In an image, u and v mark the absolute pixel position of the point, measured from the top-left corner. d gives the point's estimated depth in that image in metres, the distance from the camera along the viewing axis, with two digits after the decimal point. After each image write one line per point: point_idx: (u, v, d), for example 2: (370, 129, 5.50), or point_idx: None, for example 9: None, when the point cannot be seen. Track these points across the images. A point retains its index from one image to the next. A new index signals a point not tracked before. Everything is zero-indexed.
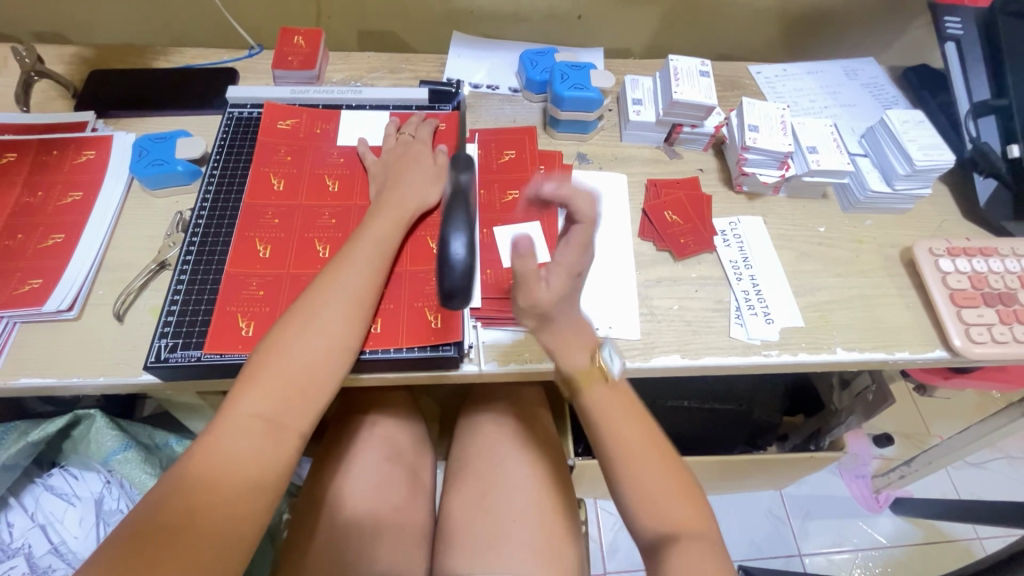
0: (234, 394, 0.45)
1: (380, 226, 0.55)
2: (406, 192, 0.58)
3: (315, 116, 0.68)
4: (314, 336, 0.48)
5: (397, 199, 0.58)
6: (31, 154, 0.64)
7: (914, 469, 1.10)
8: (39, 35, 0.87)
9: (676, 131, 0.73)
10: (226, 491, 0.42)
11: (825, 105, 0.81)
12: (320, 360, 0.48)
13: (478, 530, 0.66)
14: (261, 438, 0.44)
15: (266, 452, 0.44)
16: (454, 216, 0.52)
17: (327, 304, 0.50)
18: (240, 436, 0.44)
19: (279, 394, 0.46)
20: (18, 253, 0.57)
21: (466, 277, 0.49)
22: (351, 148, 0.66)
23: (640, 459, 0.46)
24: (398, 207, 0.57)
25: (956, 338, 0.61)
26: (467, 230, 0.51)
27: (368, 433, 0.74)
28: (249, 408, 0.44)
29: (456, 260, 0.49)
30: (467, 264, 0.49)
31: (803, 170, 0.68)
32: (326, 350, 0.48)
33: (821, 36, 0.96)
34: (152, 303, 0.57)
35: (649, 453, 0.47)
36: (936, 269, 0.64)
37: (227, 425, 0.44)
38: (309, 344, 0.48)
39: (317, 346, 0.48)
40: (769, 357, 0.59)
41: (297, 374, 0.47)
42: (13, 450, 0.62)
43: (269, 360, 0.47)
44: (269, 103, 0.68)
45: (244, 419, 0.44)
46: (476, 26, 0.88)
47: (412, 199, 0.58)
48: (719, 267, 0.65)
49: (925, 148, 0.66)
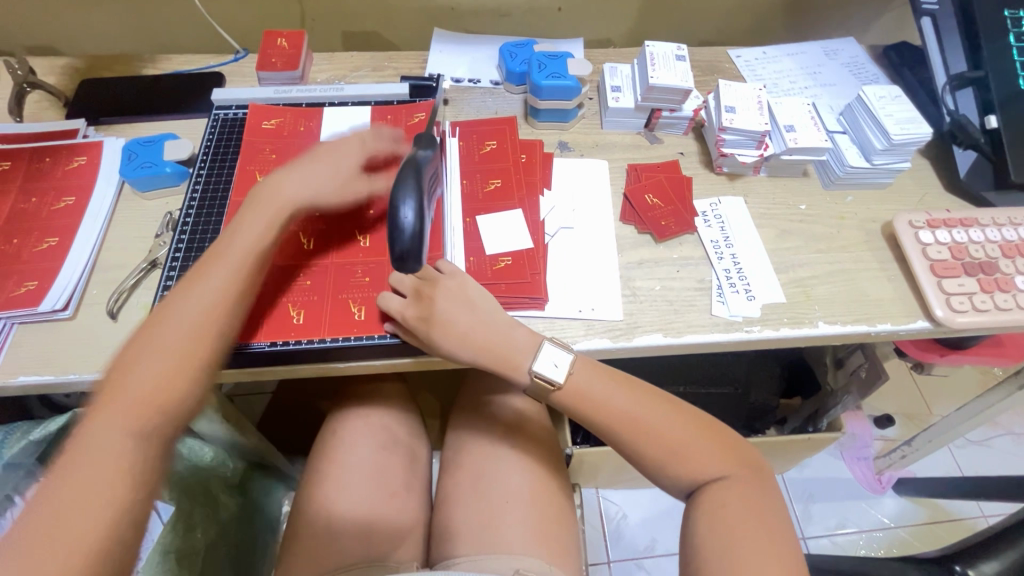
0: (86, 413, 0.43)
1: (248, 227, 0.53)
2: (288, 188, 0.56)
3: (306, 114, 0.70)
4: (165, 342, 0.47)
5: (278, 192, 0.56)
6: (24, 162, 0.66)
7: (916, 447, 1.09)
8: (33, 49, 0.89)
9: (655, 116, 0.74)
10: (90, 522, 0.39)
11: (804, 86, 0.81)
12: (178, 363, 0.46)
13: (475, 511, 0.68)
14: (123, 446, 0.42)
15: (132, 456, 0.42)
16: (403, 181, 0.47)
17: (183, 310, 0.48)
18: (99, 450, 0.41)
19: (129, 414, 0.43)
20: (14, 257, 0.59)
21: (418, 239, 0.46)
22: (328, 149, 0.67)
23: (659, 429, 0.52)
24: (278, 203, 0.55)
25: (938, 308, 0.61)
26: (417, 195, 0.47)
27: (361, 422, 0.75)
28: (106, 422, 0.42)
29: (405, 228, 0.46)
30: (418, 231, 0.46)
31: (781, 148, 0.69)
32: (184, 352, 0.47)
33: (802, 19, 0.97)
34: (145, 300, 0.58)
35: (652, 411, 0.53)
36: (916, 241, 0.65)
37: (85, 442, 0.41)
38: (153, 354, 0.46)
39: (174, 351, 0.47)
40: (751, 333, 0.60)
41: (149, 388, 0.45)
42: (16, 449, 0.63)
43: (117, 384, 0.44)
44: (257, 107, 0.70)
45: (101, 434, 0.42)
46: (458, 22, 0.89)
47: (296, 193, 0.56)
48: (701, 247, 0.66)
49: (901, 122, 0.67)
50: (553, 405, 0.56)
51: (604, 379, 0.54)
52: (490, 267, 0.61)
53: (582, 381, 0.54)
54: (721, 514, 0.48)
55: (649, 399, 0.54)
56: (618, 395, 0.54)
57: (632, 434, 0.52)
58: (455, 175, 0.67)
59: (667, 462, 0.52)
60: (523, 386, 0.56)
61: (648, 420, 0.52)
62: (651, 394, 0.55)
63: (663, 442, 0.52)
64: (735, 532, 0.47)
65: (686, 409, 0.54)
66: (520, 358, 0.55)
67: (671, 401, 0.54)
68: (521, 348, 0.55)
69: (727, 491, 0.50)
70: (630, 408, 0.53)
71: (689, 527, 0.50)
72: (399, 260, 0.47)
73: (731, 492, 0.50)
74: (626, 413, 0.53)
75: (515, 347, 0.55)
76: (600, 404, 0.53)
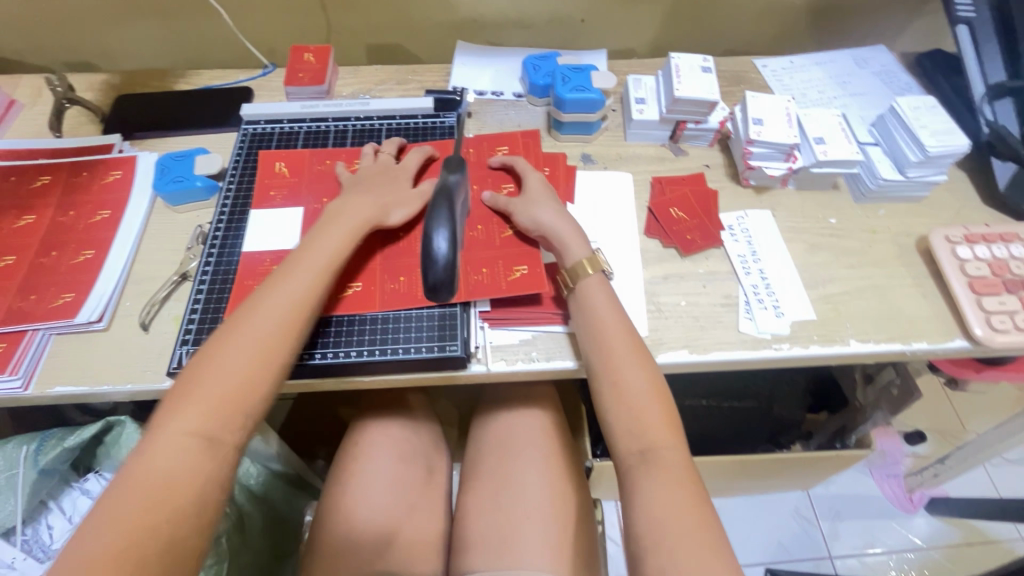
0: (165, 412, 0.45)
1: (330, 241, 0.55)
2: (357, 206, 0.58)
3: (259, 188, 0.66)
4: (234, 359, 0.47)
5: (347, 212, 0.58)
6: (63, 176, 0.68)
7: (950, 465, 1.05)
8: (70, 64, 0.92)
9: (680, 128, 0.73)
10: (179, 498, 0.42)
11: (834, 95, 0.80)
12: (255, 374, 0.47)
13: (491, 521, 0.68)
14: (194, 454, 0.44)
15: (204, 464, 0.44)
16: (436, 212, 0.48)
17: (265, 316, 0.50)
18: (171, 453, 0.43)
19: (239, 391, 0.46)
20: (52, 270, 0.61)
21: (451, 270, 0.46)
22: (303, 209, 0.65)
23: (626, 381, 0.51)
24: (354, 219, 0.57)
25: (977, 327, 0.59)
26: (451, 226, 0.47)
27: (381, 432, 0.76)
28: (183, 426, 0.44)
29: (438, 260, 0.46)
30: (451, 261, 0.46)
31: (810, 161, 0.68)
32: (256, 368, 0.47)
33: (830, 28, 0.95)
34: (175, 312, 0.60)
35: (633, 358, 0.52)
36: (954, 256, 0.63)
37: (160, 444, 0.43)
38: (234, 361, 0.47)
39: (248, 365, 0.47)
40: (780, 350, 0.59)
41: (259, 359, 0.48)
42: (51, 456, 0.64)
43: (196, 382, 0.46)
44: (243, 257, 0.61)
45: (180, 437, 0.44)
46: (480, 34, 0.90)
47: (367, 210, 0.58)
48: (727, 261, 0.65)
49: (937, 134, 0.65)
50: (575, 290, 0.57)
51: (613, 317, 0.55)
52: (505, 279, 0.59)
53: (589, 309, 0.55)
54: (659, 490, 0.47)
55: (634, 349, 0.53)
56: (609, 329, 0.54)
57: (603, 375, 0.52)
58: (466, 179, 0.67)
59: (625, 419, 0.50)
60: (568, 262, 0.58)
61: (620, 376, 0.52)
62: (634, 347, 0.53)
63: (626, 401, 0.51)
64: (674, 508, 0.46)
65: (663, 385, 0.52)
66: (577, 242, 0.59)
67: (650, 363, 0.53)
68: (581, 237, 0.59)
69: (676, 465, 0.48)
70: (620, 355, 0.53)
71: (632, 485, 0.48)
72: (429, 290, 0.47)
73: (664, 476, 0.47)
74: (603, 350, 0.53)
75: (576, 232, 0.60)
76: (598, 337, 0.54)
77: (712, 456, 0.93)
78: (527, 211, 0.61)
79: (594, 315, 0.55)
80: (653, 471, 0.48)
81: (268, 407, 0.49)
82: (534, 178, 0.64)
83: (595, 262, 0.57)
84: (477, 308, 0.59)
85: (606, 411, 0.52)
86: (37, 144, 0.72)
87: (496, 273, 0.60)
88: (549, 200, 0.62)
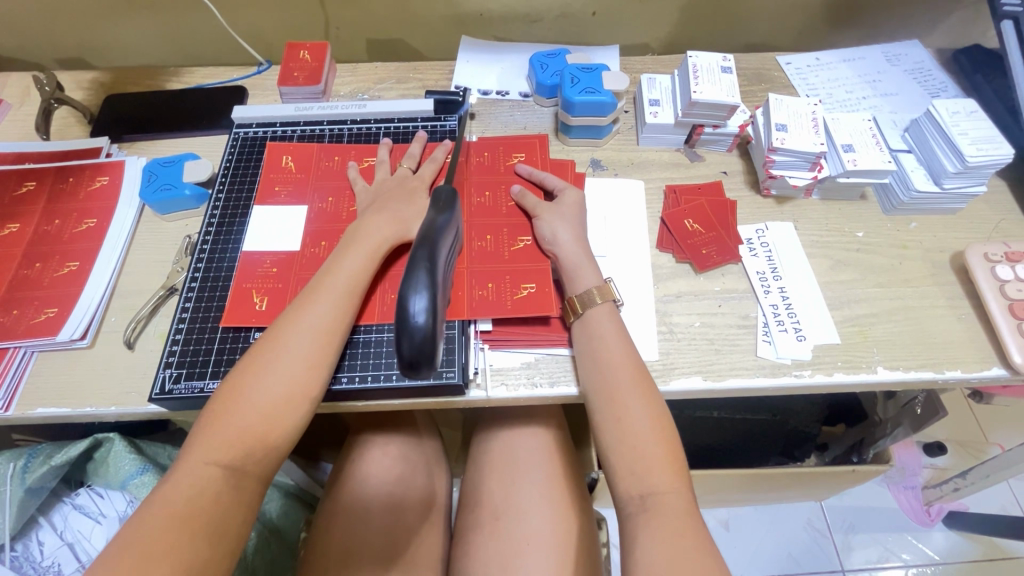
0: (192, 439, 0.44)
1: (355, 262, 0.52)
2: (377, 223, 0.55)
3: (265, 182, 0.64)
4: (266, 386, 0.45)
5: (369, 230, 0.55)
6: (49, 182, 0.66)
7: (970, 481, 1.00)
8: (61, 61, 0.89)
9: (697, 133, 0.68)
10: (189, 534, 0.40)
11: (863, 96, 0.75)
12: (284, 406, 0.45)
13: (490, 545, 0.65)
14: (216, 487, 0.42)
15: (227, 498, 0.42)
16: (413, 270, 0.41)
17: (295, 342, 0.47)
18: (195, 485, 0.41)
19: (267, 422, 0.44)
20: (35, 282, 0.58)
21: (430, 343, 0.40)
22: (307, 208, 0.62)
23: (627, 415, 0.48)
24: (378, 239, 0.54)
25: (1017, 355, 0.54)
26: (432, 286, 0.41)
27: (379, 450, 0.73)
28: (208, 457, 0.42)
29: (416, 329, 0.39)
30: (431, 331, 0.40)
31: (838, 171, 0.63)
32: (286, 398, 0.45)
33: (860, 21, 0.89)
34: (161, 329, 0.57)
35: (636, 389, 0.50)
36: (993, 275, 0.58)
37: (183, 476, 0.42)
38: (263, 389, 0.45)
39: (278, 396, 0.45)
40: (801, 378, 0.55)
41: (286, 390, 0.45)
42: (37, 473, 0.64)
43: (222, 411, 0.44)
44: (242, 256, 0.58)
45: (203, 468, 0.42)
46: (486, 29, 0.85)
47: (387, 227, 0.55)
48: (745, 279, 0.61)
49: (978, 142, 0.60)
50: (589, 317, 0.54)
51: (617, 344, 0.52)
52: (510, 297, 0.56)
53: (594, 336, 0.53)
54: (662, 537, 0.43)
55: (636, 377, 0.50)
56: (611, 357, 0.51)
57: (602, 407, 0.50)
58: (478, 187, 0.64)
59: (627, 456, 0.47)
60: (575, 290, 0.55)
61: (621, 409, 0.49)
62: (637, 376, 0.50)
63: (628, 436, 0.48)
64: (675, 562, 0.42)
65: (667, 418, 0.49)
66: (593, 272, 0.56)
67: (654, 394, 0.50)
68: (592, 264, 0.57)
69: (679, 510, 0.45)
70: (624, 390, 0.49)
71: (632, 534, 0.45)
72: (408, 365, 0.40)
73: (669, 523, 0.44)
74: (605, 379, 0.50)
75: (587, 259, 0.57)
76: (602, 372, 0.51)
77: (722, 470, 0.89)
78: (552, 226, 0.58)
79: (601, 348, 0.52)
80: (655, 517, 0.45)
81: (296, 439, 0.46)
82: (565, 193, 0.61)
83: (607, 291, 0.54)
84: (479, 328, 0.56)
85: (607, 447, 0.49)
86: (23, 147, 0.70)
87: (503, 289, 0.56)
88: (574, 217, 0.60)
